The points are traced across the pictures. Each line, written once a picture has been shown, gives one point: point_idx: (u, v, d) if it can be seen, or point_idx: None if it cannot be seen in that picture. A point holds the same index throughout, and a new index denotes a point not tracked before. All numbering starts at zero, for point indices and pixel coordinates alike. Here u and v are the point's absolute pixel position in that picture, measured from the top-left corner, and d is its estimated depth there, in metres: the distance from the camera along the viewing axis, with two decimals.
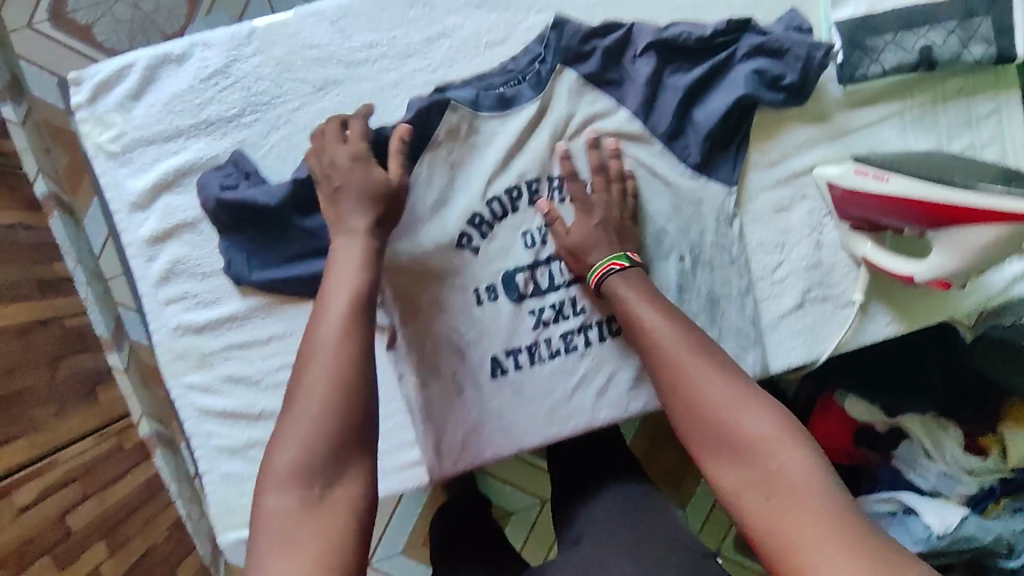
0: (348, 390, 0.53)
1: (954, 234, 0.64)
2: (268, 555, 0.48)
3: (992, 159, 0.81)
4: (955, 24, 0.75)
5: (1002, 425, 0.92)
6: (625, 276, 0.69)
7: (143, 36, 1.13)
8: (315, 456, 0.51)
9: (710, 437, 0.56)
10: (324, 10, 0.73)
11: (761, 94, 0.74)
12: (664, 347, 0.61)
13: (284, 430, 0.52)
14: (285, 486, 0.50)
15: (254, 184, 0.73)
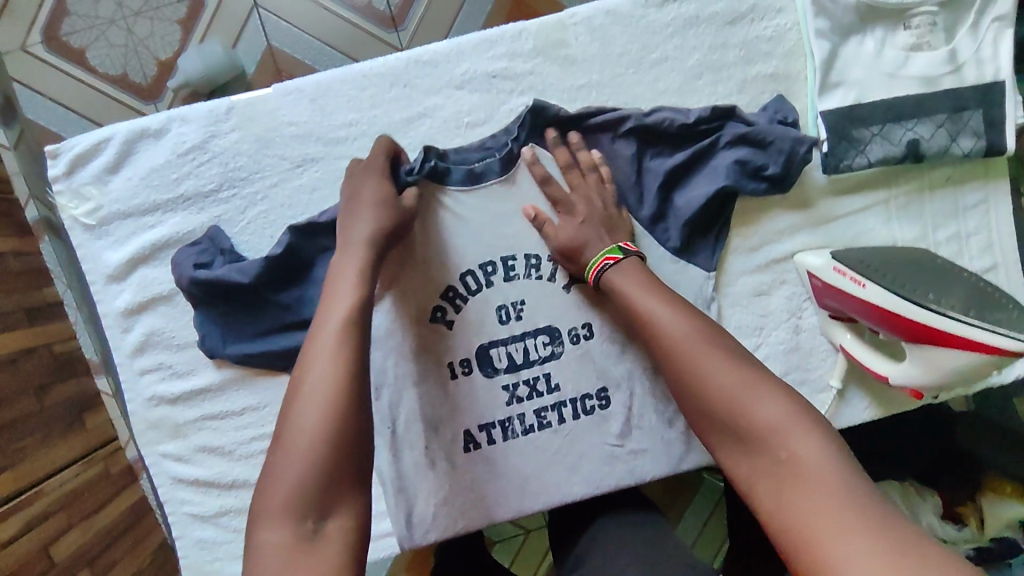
0: (342, 385, 0.52)
1: (932, 350, 0.64)
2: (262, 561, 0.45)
3: (977, 249, 0.79)
4: (944, 118, 0.73)
5: (981, 498, 0.90)
6: (625, 268, 0.69)
7: (137, 62, 1.04)
8: (308, 464, 0.49)
9: (728, 438, 0.55)
10: (303, 88, 0.72)
11: (742, 185, 0.74)
12: (672, 347, 0.61)
13: (283, 424, 0.51)
14: (278, 517, 0.47)
15: (229, 261, 0.72)
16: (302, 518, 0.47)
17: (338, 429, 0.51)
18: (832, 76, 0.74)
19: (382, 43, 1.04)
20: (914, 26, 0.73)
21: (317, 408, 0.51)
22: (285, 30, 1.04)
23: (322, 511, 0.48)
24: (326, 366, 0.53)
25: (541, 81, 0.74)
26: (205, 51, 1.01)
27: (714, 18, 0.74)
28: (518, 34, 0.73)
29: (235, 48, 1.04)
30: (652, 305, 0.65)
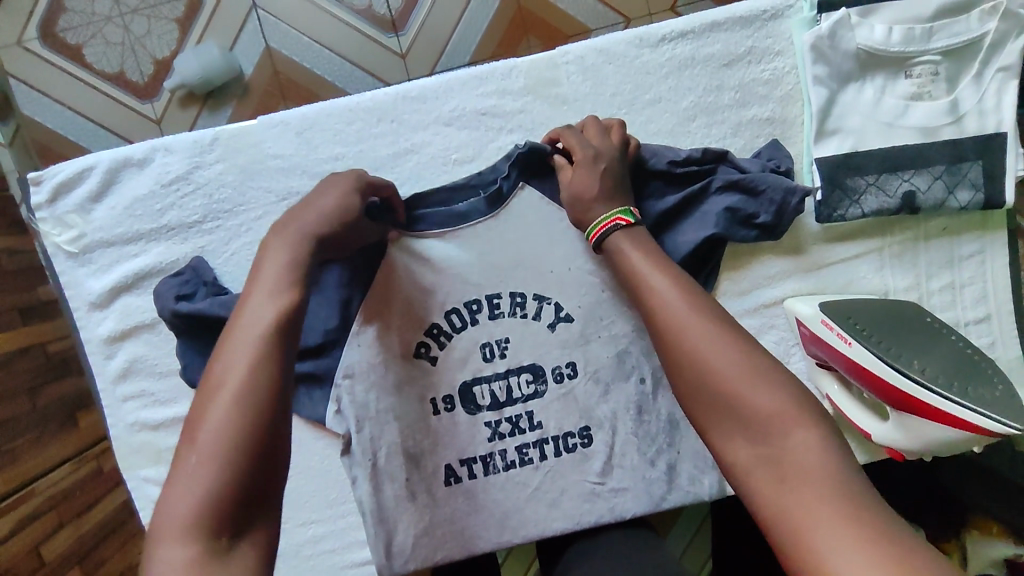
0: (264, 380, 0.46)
1: (914, 420, 0.62)
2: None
3: (971, 300, 0.76)
4: (942, 169, 0.72)
5: (967, 535, 0.83)
6: (629, 235, 0.63)
7: (132, 62, 1.02)
8: (217, 473, 0.42)
9: (722, 426, 0.48)
10: (289, 121, 0.73)
11: (731, 232, 0.72)
12: (660, 325, 0.53)
13: (202, 422, 0.44)
14: (177, 535, 0.40)
15: (212, 293, 0.70)
16: (211, 534, 0.40)
17: (260, 428, 0.45)
18: (829, 123, 0.72)
19: (381, 46, 1.01)
20: (915, 75, 0.72)
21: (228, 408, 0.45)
22: (284, 33, 1.01)
23: (237, 524, 0.42)
24: (243, 361, 0.47)
25: (531, 119, 0.75)
26: (202, 52, 1.00)
27: (709, 60, 0.74)
28: (509, 71, 0.74)
29: (234, 50, 1.01)
30: (647, 278, 0.58)
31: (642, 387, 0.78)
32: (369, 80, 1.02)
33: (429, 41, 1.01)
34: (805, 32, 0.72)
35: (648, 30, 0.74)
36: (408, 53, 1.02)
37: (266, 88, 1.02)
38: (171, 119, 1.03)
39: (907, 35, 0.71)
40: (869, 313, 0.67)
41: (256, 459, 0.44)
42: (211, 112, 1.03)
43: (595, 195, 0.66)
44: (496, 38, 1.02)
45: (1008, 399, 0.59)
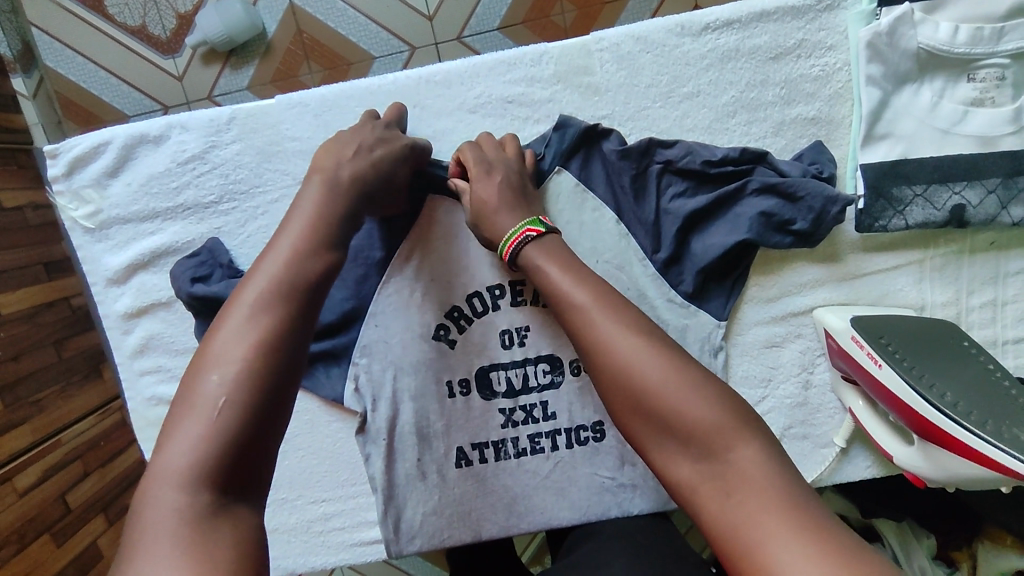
0: (279, 331, 0.45)
1: (935, 451, 0.60)
2: (153, 534, 0.36)
3: (1014, 320, 0.72)
4: (996, 183, 0.67)
5: (980, 545, 0.84)
6: (541, 245, 0.59)
7: (156, 14, 0.98)
8: (226, 417, 0.41)
9: (655, 430, 0.46)
10: (308, 102, 0.70)
11: (764, 238, 0.68)
12: (587, 320, 0.51)
13: (205, 360, 0.44)
14: (176, 477, 0.39)
15: (228, 276, 0.70)
16: (217, 484, 0.39)
17: (275, 378, 0.44)
18: (879, 127, 0.68)
19: (407, 6, 0.97)
20: (979, 79, 0.67)
21: (245, 351, 0.44)
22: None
23: (239, 481, 0.40)
24: (263, 307, 0.46)
25: (560, 108, 0.71)
26: (224, 8, 0.95)
27: (756, 52, 0.69)
28: (540, 57, 0.70)
29: (256, 5, 0.97)
30: (550, 279, 0.56)
31: None
32: (394, 43, 0.98)
33: (458, 5, 0.97)
34: (862, 27, 0.67)
35: (690, 17, 0.69)
36: (435, 15, 0.97)
37: (289, 47, 0.99)
38: (193, 76, 1.00)
39: (974, 36, 0.66)
40: (903, 334, 0.64)
41: (265, 413, 0.43)
42: (233, 70, 1.00)
43: (497, 209, 0.63)
44: (528, 1, 0.97)
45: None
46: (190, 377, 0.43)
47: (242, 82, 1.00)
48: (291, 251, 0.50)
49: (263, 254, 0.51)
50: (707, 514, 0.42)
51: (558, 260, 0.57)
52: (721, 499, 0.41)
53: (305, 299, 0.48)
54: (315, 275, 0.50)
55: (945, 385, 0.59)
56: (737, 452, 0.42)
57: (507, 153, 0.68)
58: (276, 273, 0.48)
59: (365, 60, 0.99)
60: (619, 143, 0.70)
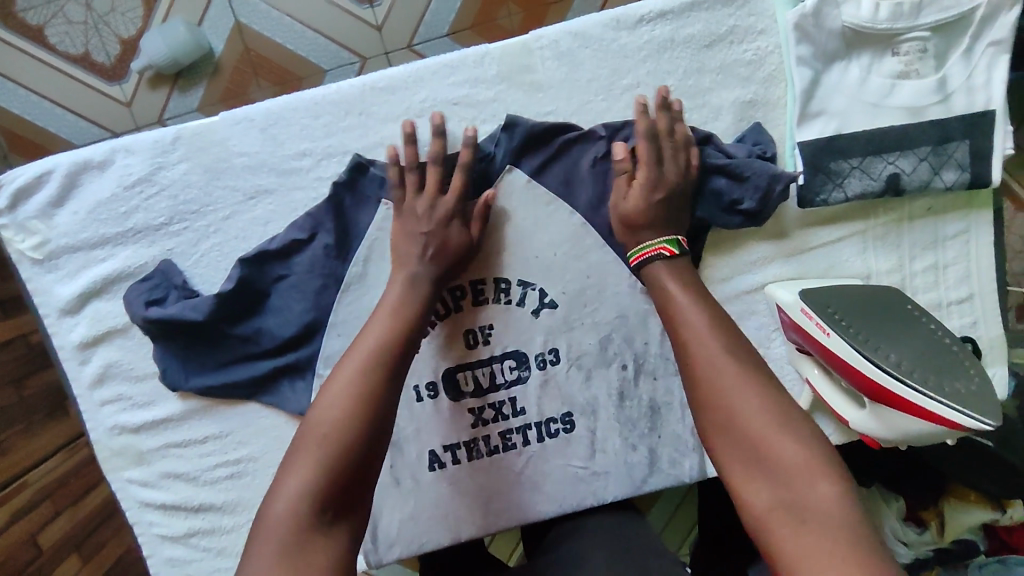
0: (373, 398, 0.54)
1: (886, 411, 0.62)
2: (289, 482, 0.48)
3: (953, 280, 0.76)
4: (927, 150, 0.71)
5: (945, 503, 0.90)
6: (672, 266, 0.65)
7: (99, 43, 0.97)
8: (354, 407, 0.52)
9: (740, 457, 0.50)
10: (253, 117, 0.69)
11: (715, 217, 0.71)
12: (694, 341, 0.57)
13: (345, 364, 0.56)
14: (316, 443, 0.50)
15: (184, 297, 0.70)
16: (337, 456, 0.50)
17: (387, 396, 0.55)
18: (813, 104, 0.70)
19: (354, 18, 0.97)
20: (902, 52, 0.69)
21: (368, 364, 0.56)
22: (253, 6, 0.97)
23: (335, 515, 0.48)
24: (394, 336, 0.59)
25: (505, 108, 0.71)
26: (168, 31, 0.95)
27: (691, 40, 0.71)
28: (482, 58, 0.71)
29: (201, 26, 0.97)
30: (674, 299, 0.62)
31: (623, 373, 0.78)
32: (343, 55, 0.99)
33: (405, 14, 0.98)
34: (790, 10, 0.69)
35: (624, 11, 0.71)
36: (383, 25, 0.98)
37: (237, 66, 0.99)
38: (141, 101, 0.99)
39: (895, 12, 0.69)
40: (850, 302, 0.65)
41: (377, 420, 0.53)
42: (182, 92, 0.99)
43: (642, 224, 0.67)
44: (474, 6, 0.98)
45: (979, 396, 0.57)
46: (332, 379, 0.55)
47: (191, 104, 0.99)
48: (385, 328, 0.59)
49: (390, 289, 0.64)
50: (773, 542, 0.45)
51: (684, 281, 0.64)
52: (791, 527, 0.45)
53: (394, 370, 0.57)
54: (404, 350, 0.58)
55: (890, 346, 0.62)
56: (812, 486, 0.46)
57: (680, 154, 0.69)
58: (394, 304, 0.62)
59: (316, 74, 1.00)
60: (603, 127, 0.72)
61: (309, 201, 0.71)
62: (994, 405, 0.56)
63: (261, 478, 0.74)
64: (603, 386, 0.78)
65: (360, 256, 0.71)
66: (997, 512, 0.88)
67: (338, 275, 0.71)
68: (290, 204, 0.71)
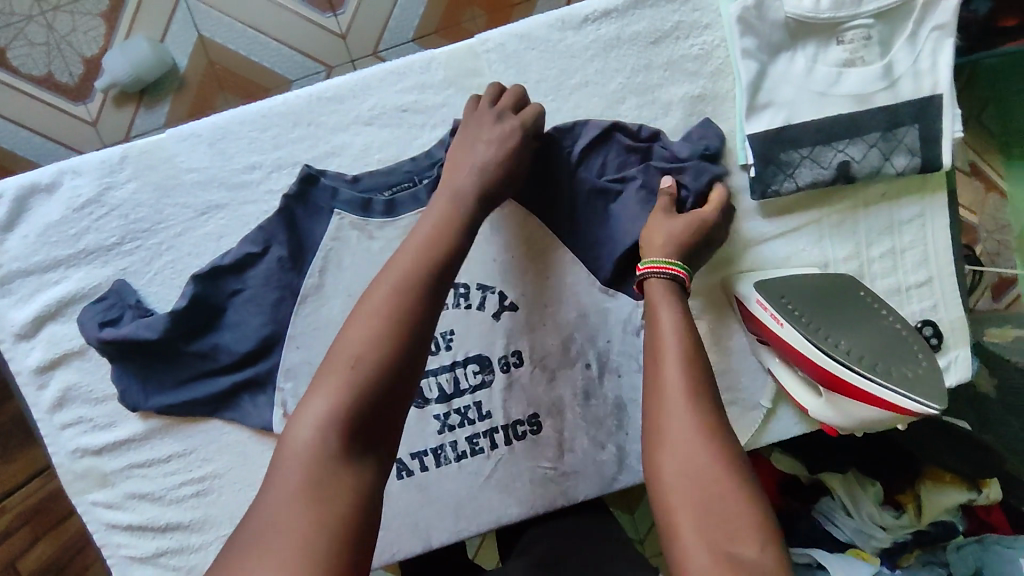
0: (403, 330, 0.52)
1: (842, 401, 0.62)
2: (317, 400, 0.48)
3: (911, 265, 0.76)
4: (876, 137, 0.71)
5: (921, 485, 0.90)
6: (675, 292, 0.62)
7: (64, 65, 0.97)
8: (390, 326, 0.51)
9: (693, 510, 0.48)
10: (200, 132, 0.69)
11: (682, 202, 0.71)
12: (667, 376, 0.55)
13: (382, 282, 0.54)
14: (348, 361, 0.50)
15: (139, 315, 0.70)
16: (372, 378, 0.49)
17: (422, 313, 0.53)
18: (761, 96, 0.70)
19: (319, 27, 0.98)
20: (847, 41, 0.70)
21: (403, 280, 0.54)
22: (216, 20, 0.97)
23: (361, 446, 0.48)
24: (431, 249, 0.57)
25: (453, 111, 0.71)
26: (130, 48, 0.96)
27: (637, 38, 0.71)
28: (428, 64, 0.71)
29: (164, 41, 0.97)
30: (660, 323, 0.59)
31: (588, 372, 0.78)
32: (308, 64, 0.99)
33: (369, 20, 0.98)
34: (732, 3, 0.70)
35: (568, 11, 0.71)
36: (348, 32, 0.99)
37: (201, 79, 0.99)
38: (106, 119, 0.99)
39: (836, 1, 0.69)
40: (803, 291, 0.66)
41: (413, 341, 0.52)
42: (148, 109, 0.99)
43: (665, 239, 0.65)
44: (438, 11, 0.99)
45: (928, 380, 0.59)
46: (370, 295, 0.54)
47: (158, 120, 0.99)
48: (419, 254, 0.56)
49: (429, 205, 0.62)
50: None
51: (680, 312, 0.60)
52: None
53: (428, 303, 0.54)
54: (436, 278, 0.55)
55: (843, 336, 0.63)
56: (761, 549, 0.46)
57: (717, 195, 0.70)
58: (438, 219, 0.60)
59: (282, 84, 1.00)
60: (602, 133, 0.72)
61: (261, 215, 0.70)
62: (943, 388, 0.58)
63: (227, 495, 0.74)
64: (569, 385, 0.78)
65: (315, 267, 0.71)
66: (974, 492, 0.88)
67: (294, 286, 0.70)
68: (242, 217, 0.70)
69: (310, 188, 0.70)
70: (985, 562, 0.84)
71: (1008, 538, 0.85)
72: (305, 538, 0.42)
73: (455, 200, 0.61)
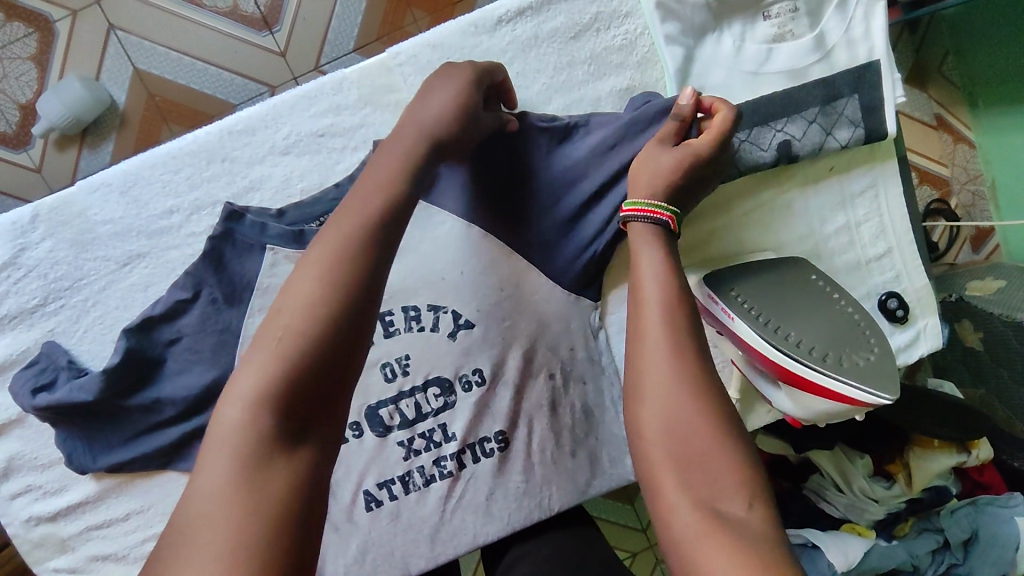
0: (353, 287, 0.47)
1: (802, 395, 0.61)
2: (255, 368, 0.43)
3: (870, 237, 0.74)
4: (816, 112, 0.68)
5: (910, 453, 0.86)
6: (660, 237, 0.57)
7: None
8: (339, 283, 0.46)
9: (672, 478, 0.45)
10: (112, 181, 0.68)
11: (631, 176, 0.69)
12: (639, 323, 0.51)
13: (329, 234, 0.49)
14: (285, 326, 0.45)
15: (72, 376, 0.67)
16: (317, 340, 0.44)
17: (374, 268, 0.48)
18: (690, 83, 0.69)
19: (256, 46, 0.98)
20: (774, 15, 0.68)
21: (350, 236, 0.49)
22: (150, 51, 0.97)
23: (303, 425, 0.43)
24: (377, 201, 0.51)
25: (374, 130, 0.69)
26: (63, 90, 0.95)
27: (555, 35, 0.70)
28: (340, 84, 0.69)
29: (100, 79, 0.97)
30: (637, 271, 0.54)
31: (551, 381, 0.75)
32: (252, 86, 0.99)
33: (308, 34, 0.98)
34: None
35: (481, 15, 0.70)
36: (287, 49, 0.98)
37: (144, 114, 0.98)
38: (49, 164, 0.98)
39: None
40: (753, 281, 0.64)
41: (364, 300, 0.47)
42: (91, 149, 0.99)
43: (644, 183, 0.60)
44: (377, 18, 0.98)
45: (878, 368, 0.58)
46: (314, 252, 0.48)
47: (102, 159, 0.98)
48: (360, 209, 0.51)
49: (381, 154, 0.57)
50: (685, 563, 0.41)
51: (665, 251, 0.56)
52: (699, 549, 0.41)
53: (370, 260, 0.48)
54: (382, 236, 0.50)
55: (796, 328, 0.61)
56: (744, 511, 0.42)
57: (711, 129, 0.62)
58: (391, 171, 0.54)
59: (227, 109, 0.99)
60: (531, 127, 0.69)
61: (186, 258, 0.69)
62: (892, 375, 0.58)
63: None
64: (534, 397, 0.75)
65: (255, 305, 0.67)
66: (963, 454, 0.85)
67: (232, 327, 0.67)
68: (169, 262, 0.69)
69: (231, 226, 0.67)
70: (981, 525, 0.83)
71: (1001, 497, 0.85)
72: (246, 533, 0.37)
73: (408, 152, 0.56)
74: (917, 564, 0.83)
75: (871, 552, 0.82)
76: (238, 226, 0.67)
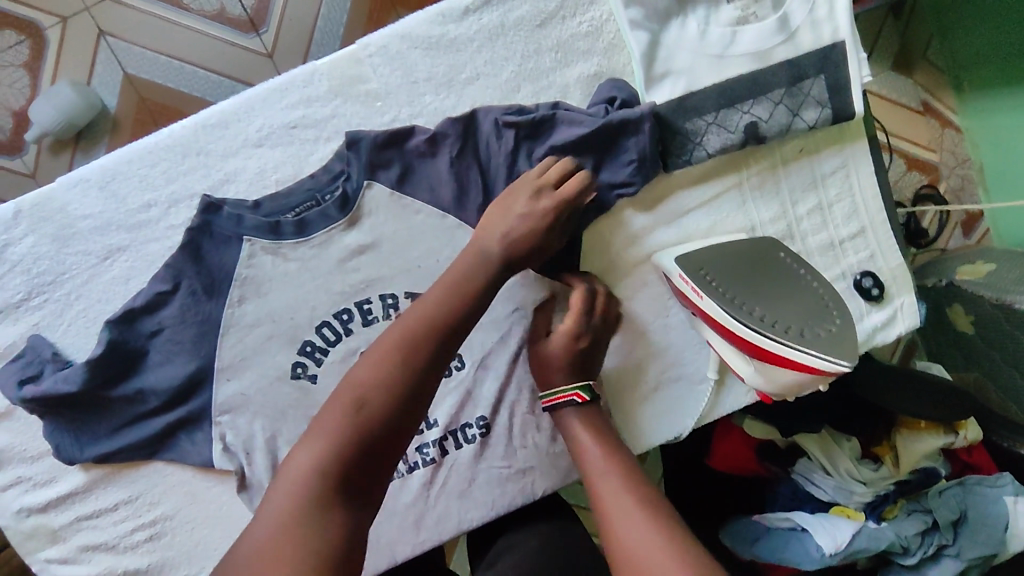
0: (423, 373, 0.53)
1: (769, 367, 0.61)
2: (321, 432, 0.50)
3: (843, 217, 0.74)
4: (781, 93, 0.69)
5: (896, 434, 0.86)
6: (583, 413, 0.66)
7: None
8: (412, 365, 0.53)
9: None
10: (90, 177, 0.70)
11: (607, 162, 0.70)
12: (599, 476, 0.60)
13: (408, 316, 0.56)
14: (358, 397, 0.51)
15: (57, 368, 0.69)
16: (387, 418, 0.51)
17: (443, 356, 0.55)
18: (657, 67, 0.70)
19: (243, 48, 0.99)
20: None
21: (426, 324, 0.55)
22: (139, 56, 0.99)
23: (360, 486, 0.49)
24: (449, 291, 0.58)
25: (346, 121, 0.70)
26: (56, 96, 0.96)
27: (522, 23, 0.71)
28: (310, 77, 0.70)
29: (91, 84, 0.99)
30: (587, 448, 0.63)
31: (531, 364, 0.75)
32: (240, 88, 1.00)
33: (295, 35, 1.00)
34: None
35: (448, 5, 0.71)
36: (275, 50, 1.00)
37: (135, 117, 1.00)
38: (45, 168, 1.00)
39: None
40: (720, 261, 0.66)
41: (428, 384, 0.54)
42: (84, 154, 1.00)
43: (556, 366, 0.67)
44: (363, 18, 1.00)
45: (840, 338, 0.59)
46: (392, 331, 0.55)
47: None
48: (439, 297, 0.57)
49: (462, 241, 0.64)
50: None
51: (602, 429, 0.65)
52: None
53: (442, 348, 0.55)
54: (452, 325, 0.56)
55: (757, 302, 0.63)
56: None
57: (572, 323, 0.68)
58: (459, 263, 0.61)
59: None
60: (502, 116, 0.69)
61: (165, 251, 0.70)
62: (853, 344, 0.58)
63: (180, 536, 0.72)
64: (514, 382, 0.76)
65: (234, 296, 0.68)
66: (951, 435, 0.84)
67: (213, 316, 0.68)
68: (145, 254, 0.70)
69: (207, 217, 0.68)
70: (969, 505, 0.82)
71: (990, 477, 0.83)
72: None
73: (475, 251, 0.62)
74: (905, 545, 0.81)
75: (860, 534, 0.81)
76: (213, 216, 0.68)
